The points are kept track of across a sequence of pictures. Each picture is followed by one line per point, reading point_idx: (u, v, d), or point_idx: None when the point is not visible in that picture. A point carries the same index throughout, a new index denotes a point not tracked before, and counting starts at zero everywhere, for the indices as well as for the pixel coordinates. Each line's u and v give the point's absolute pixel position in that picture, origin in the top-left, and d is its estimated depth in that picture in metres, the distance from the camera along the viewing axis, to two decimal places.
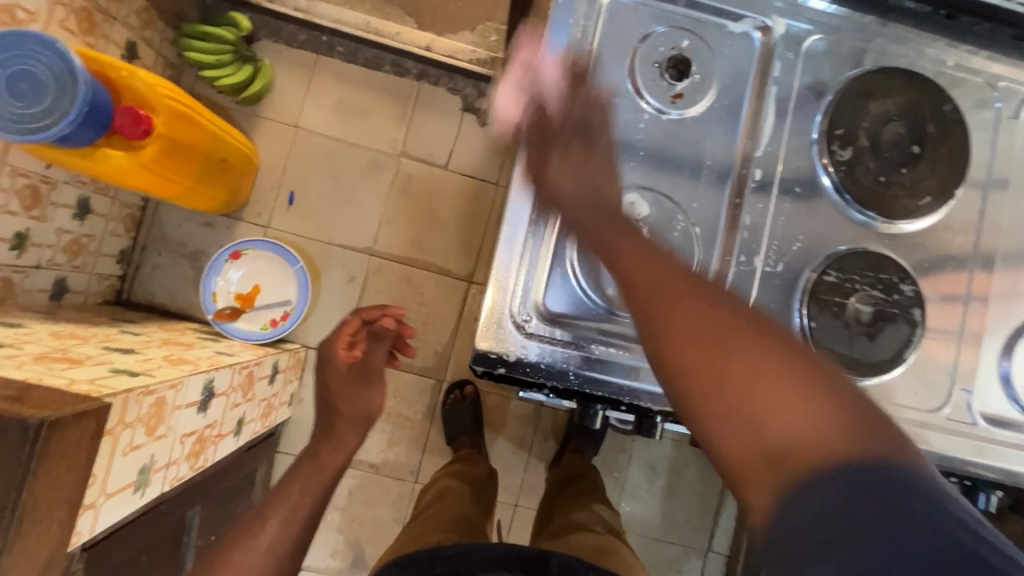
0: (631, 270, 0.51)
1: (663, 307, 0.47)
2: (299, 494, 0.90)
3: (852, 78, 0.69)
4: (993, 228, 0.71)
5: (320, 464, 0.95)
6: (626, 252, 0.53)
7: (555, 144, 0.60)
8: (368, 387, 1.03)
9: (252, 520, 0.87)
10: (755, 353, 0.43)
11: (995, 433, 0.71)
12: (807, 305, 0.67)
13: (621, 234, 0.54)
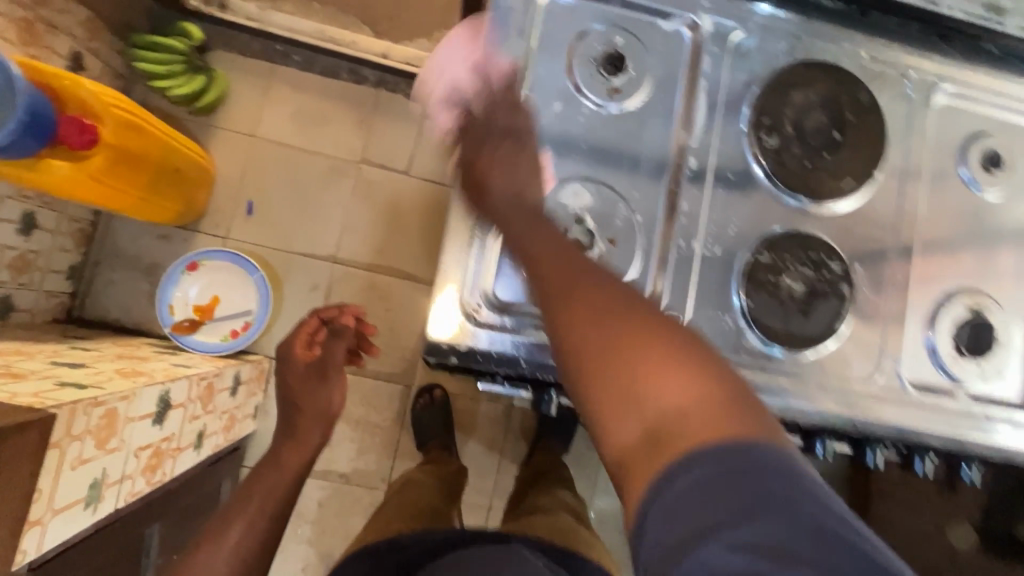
0: (540, 245, 0.58)
1: (567, 279, 0.54)
2: (262, 495, 0.93)
3: (776, 71, 0.74)
4: (911, 208, 0.76)
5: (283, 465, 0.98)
6: (539, 236, 0.59)
7: (488, 141, 0.66)
8: (325, 385, 1.04)
9: (218, 524, 0.90)
10: (642, 330, 0.48)
11: (924, 399, 0.76)
12: (744, 286, 0.71)
13: (563, 274, 0.54)
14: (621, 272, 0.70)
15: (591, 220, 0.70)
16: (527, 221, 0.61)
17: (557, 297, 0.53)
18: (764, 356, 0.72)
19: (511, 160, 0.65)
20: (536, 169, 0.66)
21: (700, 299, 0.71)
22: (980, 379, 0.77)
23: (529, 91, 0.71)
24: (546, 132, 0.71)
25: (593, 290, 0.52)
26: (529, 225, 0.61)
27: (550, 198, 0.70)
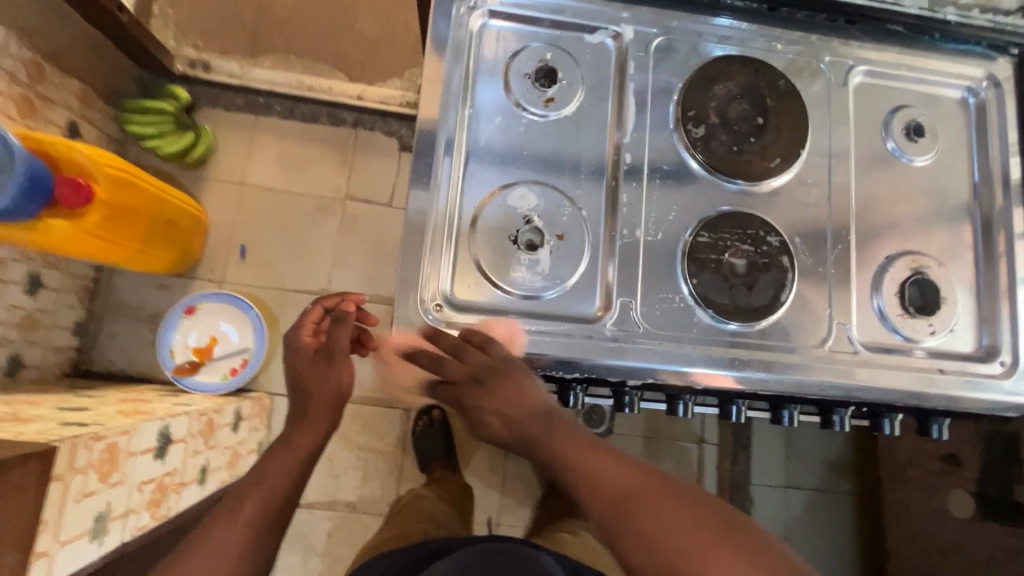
0: (587, 475, 0.59)
1: (629, 507, 0.56)
2: (268, 485, 0.82)
3: (697, 69, 0.80)
4: (841, 181, 0.82)
5: (282, 461, 0.84)
6: (581, 456, 0.60)
7: (473, 394, 0.65)
8: (334, 367, 0.87)
9: (226, 511, 0.81)
10: (699, 528, 0.54)
11: (880, 358, 0.79)
12: (688, 266, 0.75)
13: (606, 476, 0.59)
14: (572, 265, 0.75)
15: (539, 218, 0.76)
16: (563, 437, 0.62)
17: (635, 519, 0.55)
18: (718, 331, 0.75)
19: (504, 399, 0.63)
20: (524, 381, 0.65)
21: (649, 282, 0.76)
22: (933, 335, 0.80)
23: (472, 108, 0.77)
24: (490, 143, 0.77)
25: (649, 496, 0.57)
26: (566, 443, 0.61)
27: (498, 202, 0.75)
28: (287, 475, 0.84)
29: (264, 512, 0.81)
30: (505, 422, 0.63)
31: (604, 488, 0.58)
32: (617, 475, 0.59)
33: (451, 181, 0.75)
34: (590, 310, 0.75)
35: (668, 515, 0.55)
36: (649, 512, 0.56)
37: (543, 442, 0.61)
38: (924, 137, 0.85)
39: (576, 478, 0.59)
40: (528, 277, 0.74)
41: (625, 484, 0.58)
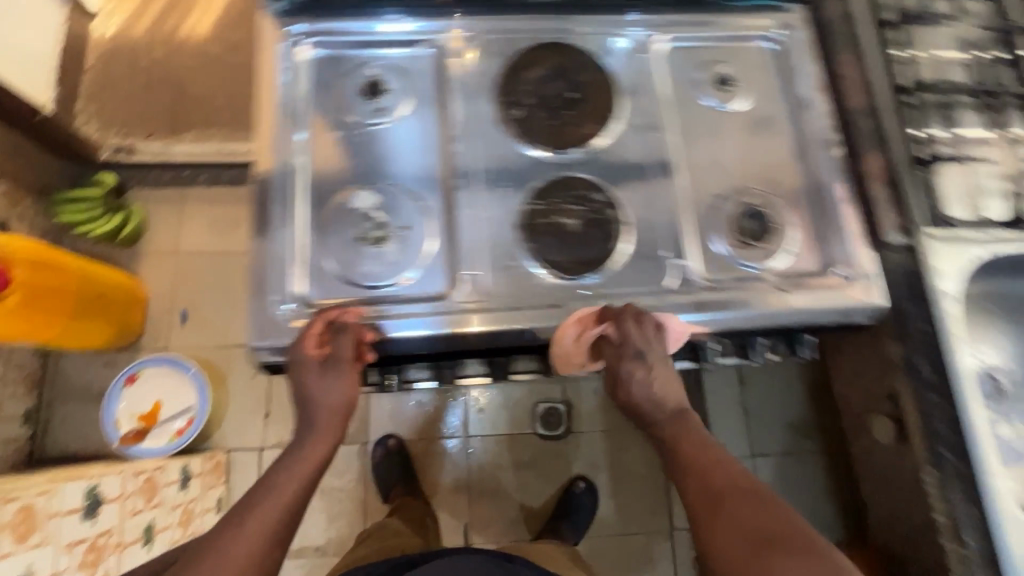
0: (692, 473, 0.67)
1: (719, 507, 0.63)
2: (270, 500, 0.67)
3: (509, 60, 0.89)
4: (659, 135, 0.89)
5: (295, 472, 0.70)
6: (690, 454, 0.69)
7: (624, 371, 0.74)
8: (327, 377, 0.73)
9: (229, 529, 0.65)
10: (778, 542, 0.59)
11: (726, 286, 0.82)
12: (524, 233, 0.81)
13: (700, 477, 0.66)
14: (417, 250, 0.81)
15: (380, 215, 0.83)
16: (682, 438, 0.71)
17: (721, 516, 0.62)
18: (562, 286, 0.80)
19: (656, 378, 0.74)
20: (672, 378, 0.74)
21: (489, 253, 0.81)
22: (774, 260, 0.85)
23: (308, 127, 0.85)
24: (329, 156, 0.85)
25: (739, 503, 0.62)
26: (678, 438, 0.71)
27: (342, 206, 0.83)
28: (292, 487, 0.69)
29: (271, 531, 0.65)
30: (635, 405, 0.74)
31: (706, 481, 0.66)
32: (721, 473, 0.66)
33: (295, 194, 0.82)
34: (436, 288, 0.80)
35: (752, 520, 0.61)
36: (730, 510, 0.62)
37: (668, 432, 0.71)
38: (733, 87, 0.93)
39: (688, 468, 0.67)
40: (376, 268, 0.80)
41: (720, 485, 0.65)
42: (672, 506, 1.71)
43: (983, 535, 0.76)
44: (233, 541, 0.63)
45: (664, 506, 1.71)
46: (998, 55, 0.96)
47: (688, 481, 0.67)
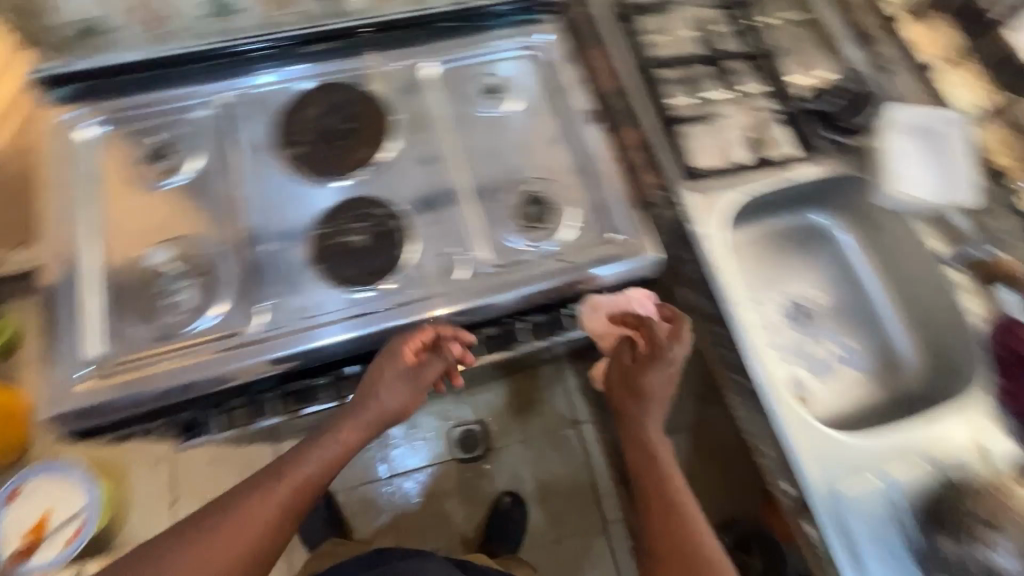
0: (642, 451, 0.81)
1: (655, 482, 0.78)
2: (313, 473, 0.75)
3: (284, 106, 0.97)
4: (434, 148, 0.98)
5: (333, 451, 0.77)
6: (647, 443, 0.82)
7: (632, 367, 0.85)
8: (409, 385, 0.81)
9: (304, 489, 0.74)
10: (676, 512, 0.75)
11: (509, 268, 0.90)
12: (314, 256, 0.87)
13: (647, 457, 0.80)
14: (213, 292, 0.85)
15: (176, 266, 0.87)
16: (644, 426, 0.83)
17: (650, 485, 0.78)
18: (356, 298, 0.85)
19: (652, 393, 0.83)
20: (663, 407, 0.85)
21: (284, 282, 0.86)
22: (556, 238, 0.94)
23: (97, 201, 0.90)
24: (121, 223, 0.89)
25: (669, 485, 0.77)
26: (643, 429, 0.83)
27: (137, 266, 0.87)
28: (323, 468, 0.76)
29: (297, 505, 0.73)
30: (614, 399, 0.87)
31: (652, 457, 0.80)
32: (670, 468, 0.79)
33: (87, 263, 0.86)
34: (236, 324, 0.83)
35: (667, 497, 0.76)
36: (673, 496, 0.76)
37: (624, 421, 0.85)
38: (502, 94, 1.03)
39: (636, 451, 0.81)
40: (175, 317, 0.83)
41: (660, 470, 0.79)
42: (601, 496, 1.64)
43: (776, 444, 0.83)
44: (272, 504, 0.71)
45: (595, 499, 1.64)
46: (732, 24, 1.09)
47: (635, 463, 0.81)
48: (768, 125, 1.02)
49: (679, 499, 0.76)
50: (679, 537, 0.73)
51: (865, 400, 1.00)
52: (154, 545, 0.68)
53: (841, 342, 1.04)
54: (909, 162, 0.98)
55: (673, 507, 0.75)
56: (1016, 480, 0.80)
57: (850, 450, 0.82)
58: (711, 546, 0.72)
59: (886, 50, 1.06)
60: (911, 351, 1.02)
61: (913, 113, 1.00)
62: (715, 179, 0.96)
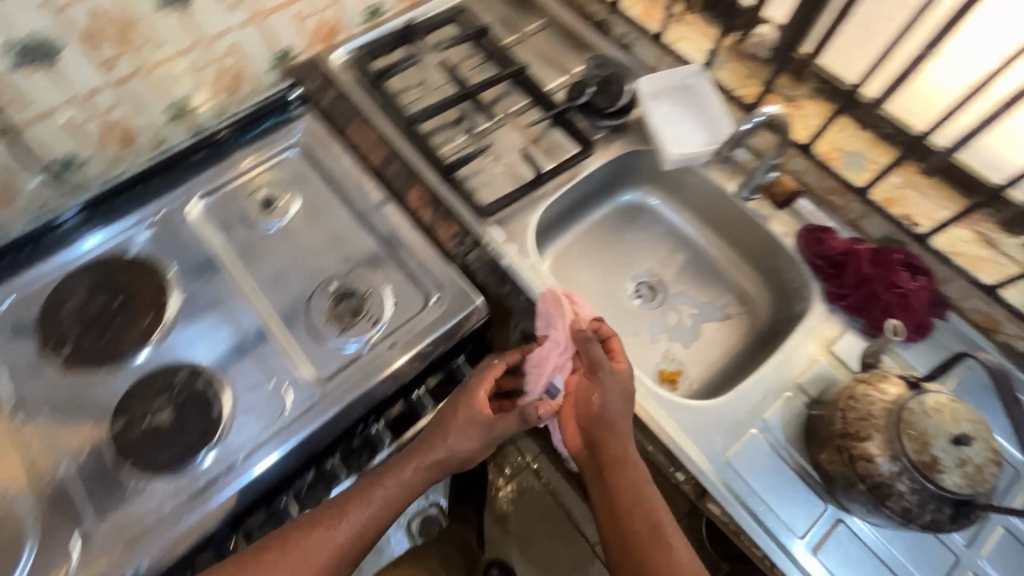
0: (621, 475, 0.77)
1: (632, 503, 0.75)
2: (374, 514, 0.76)
3: (45, 304, 0.89)
4: (224, 284, 0.93)
5: (396, 492, 0.77)
6: (625, 465, 0.77)
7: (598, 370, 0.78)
8: (482, 435, 0.80)
9: (358, 531, 0.75)
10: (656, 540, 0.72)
11: (338, 375, 0.86)
12: (120, 455, 0.78)
13: (622, 476, 0.76)
14: (12, 546, 0.73)
15: None
16: (618, 446, 0.78)
17: (630, 504, 0.75)
18: (184, 479, 0.78)
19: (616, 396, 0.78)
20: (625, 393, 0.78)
21: (94, 499, 0.76)
22: (378, 325, 0.89)
23: None
24: None
25: (649, 513, 0.75)
26: (619, 455, 0.78)
27: None
28: (383, 514, 0.76)
29: (352, 548, 0.74)
30: (608, 423, 0.78)
31: (627, 476, 0.77)
32: (657, 508, 0.75)
33: None
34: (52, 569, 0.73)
35: (642, 517, 0.74)
36: (660, 536, 0.73)
37: (608, 444, 0.79)
38: (277, 205, 0.99)
39: (619, 483, 0.76)
40: None
41: (638, 497, 0.75)
42: (578, 523, 1.50)
43: (651, 437, 0.82)
44: (323, 548, 0.73)
45: (574, 530, 1.49)
46: (480, 54, 1.13)
47: (616, 497, 0.76)
48: (543, 137, 1.05)
49: (667, 543, 0.72)
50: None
51: (734, 346, 1.02)
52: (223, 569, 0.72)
53: (693, 300, 1.08)
54: (676, 125, 1.01)
55: (662, 551, 0.71)
56: (872, 382, 0.76)
57: (720, 413, 0.83)
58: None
59: (621, 28, 1.13)
60: (755, 284, 1.05)
61: (665, 79, 1.03)
62: (512, 205, 0.98)
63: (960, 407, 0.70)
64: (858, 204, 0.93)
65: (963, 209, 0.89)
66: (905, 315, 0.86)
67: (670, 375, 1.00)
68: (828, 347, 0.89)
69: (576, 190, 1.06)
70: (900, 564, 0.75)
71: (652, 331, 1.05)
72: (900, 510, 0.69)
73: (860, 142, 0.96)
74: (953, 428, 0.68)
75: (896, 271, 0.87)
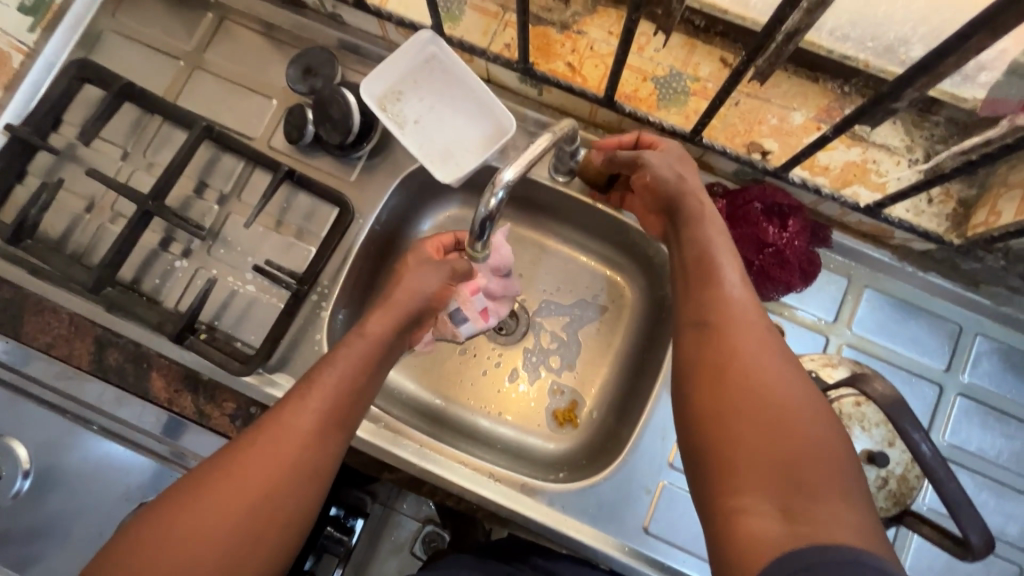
0: (706, 260, 0.58)
1: (715, 292, 0.56)
2: (352, 372, 0.59)
3: None
4: None
5: (368, 348, 0.61)
6: (706, 246, 0.59)
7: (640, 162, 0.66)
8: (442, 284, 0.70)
9: (340, 391, 0.58)
10: (750, 333, 0.52)
11: None
12: None
13: (707, 273, 0.57)
14: None
15: None
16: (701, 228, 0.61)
17: (711, 284, 0.57)
18: None
19: (682, 174, 0.64)
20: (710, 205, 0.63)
21: None
22: None
23: None
24: None
25: (750, 308, 0.55)
26: (705, 242, 0.60)
27: None
28: (361, 371, 0.60)
29: (339, 418, 0.57)
30: (675, 190, 0.63)
31: (705, 266, 0.58)
32: (715, 244, 0.59)
33: None
34: None
35: (738, 299, 0.55)
36: (711, 269, 0.57)
37: (689, 224, 0.62)
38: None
39: (686, 233, 0.61)
40: None
41: (731, 289, 0.56)
42: None
43: (559, 542, 0.71)
44: (309, 414, 0.55)
45: None
46: (152, 122, 0.80)
47: (695, 293, 0.57)
48: (284, 213, 0.77)
49: (722, 274, 0.57)
50: (730, 316, 0.54)
51: (621, 347, 0.85)
52: (187, 478, 0.52)
53: (564, 308, 0.87)
54: (438, 132, 0.73)
55: (715, 287, 0.56)
56: None
57: (620, 485, 0.70)
58: (771, 351, 0.51)
59: None
60: (600, 267, 0.88)
61: (396, 68, 0.72)
62: (285, 335, 0.73)
63: (868, 412, 0.57)
64: (694, 147, 0.71)
65: (816, 105, 0.67)
66: (786, 273, 0.69)
67: (566, 415, 0.83)
68: None
69: (362, 261, 0.79)
70: None
71: (529, 370, 0.85)
72: None
73: (669, 54, 0.70)
74: (864, 446, 0.56)
75: (761, 226, 0.69)
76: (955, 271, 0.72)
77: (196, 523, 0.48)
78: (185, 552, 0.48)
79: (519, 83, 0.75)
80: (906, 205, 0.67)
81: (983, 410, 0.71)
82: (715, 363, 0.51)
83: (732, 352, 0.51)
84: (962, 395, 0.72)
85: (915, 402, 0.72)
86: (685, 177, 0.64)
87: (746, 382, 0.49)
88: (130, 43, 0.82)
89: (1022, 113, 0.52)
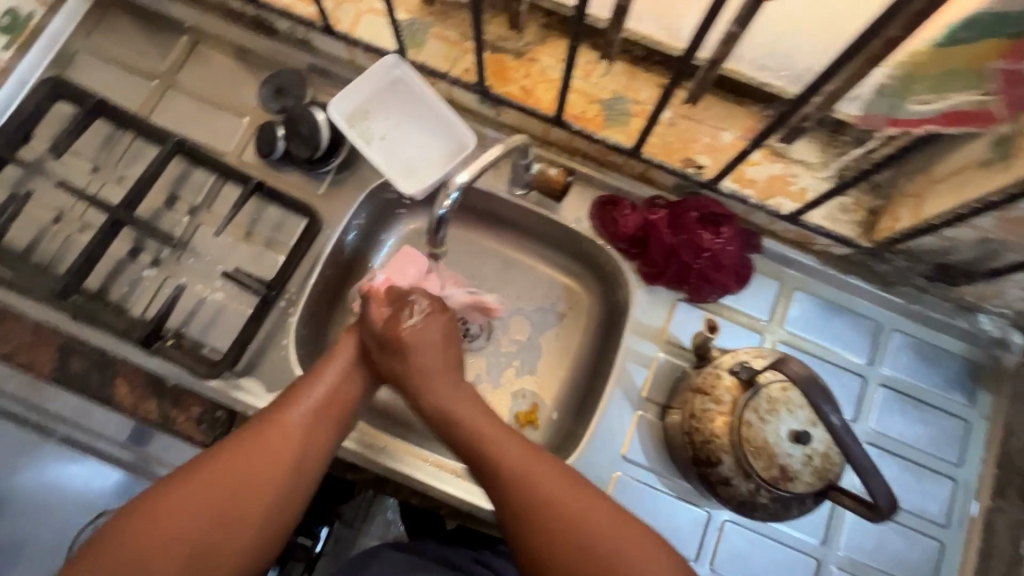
0: (483, 428, 0.64)
1: (499, 464, 0.62)
2: (337, 382, 0.66)
3: None
4: None
5: (351, 360, 0.68)
6: (475, 415, 0.65)
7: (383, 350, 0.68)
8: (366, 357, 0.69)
9: (330, 396, 0.65)
10: (544, 505, 0.59)
11: None
12: None
13: (484, 449, 0.63)
14: None
15: None
16: (463, 404, 0.66)
17: (493, 457, 0.62)
18: None
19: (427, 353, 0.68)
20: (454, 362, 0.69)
21: None
22: None
23: None
24: None
25: (529, 461, 0.62)
26: (473, 413, 0.66)
27: None
28: (347, 380, 0.67)
29: (327, 417, 0.63)
30: (413, 364, 0.68)
31: (478, 437, 0.64)
32: (474, 410, 0.66)
33: None
34: None
35: (516, 462, 0.62)
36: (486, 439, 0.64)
37: (455, 404, 0.66)
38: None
39: (449, 403, 0.67)
40: None
41: (510, 460, 0.62)
42: None
43: None
44: (300, 416, 0.62)
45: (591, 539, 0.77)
46: (123, 138, 0.83)
47: (485, 470, 0.63)
48: (254, 224, 0.80)
49: (496, 449, 0.63)
50: (529, 497, 0.60)
51: (579, 350, 0.89)
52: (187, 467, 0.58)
53: (525, 314, 0.90)
54: (403, 148, 0.78)
55: (495, 467, 0.62)
56: (707, 389, 0.68)
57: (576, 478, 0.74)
58: (573, 504, 0.59)
59: (283, 24, 0.84)
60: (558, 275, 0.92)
61: (361, 88, 0.77)
62: (253, 339, 0.76)
63: (793, 396, 0.63)
64: (637, 162, 0.78)
65: (742, 125, 0.76)
66: (722, 275, 0.76)
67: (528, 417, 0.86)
68: (663, 337, 0.79)
69: (329, 270, 0.83)
70: (787, 535, 0.74)
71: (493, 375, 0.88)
72: (769, 515, 0.65)
73: (613, 80, 0.78)
74: (790, 427, 0.61)
75: (698, 233, 0.76)
76: (871, 274, 0.80)
77: (198, 520, 0.55)
78: (188, 537, 0.54)
79: (478, 104, 0.81)
80: (823, 213, 0.76)
81: (903, 399, 0.79)
82: (543, 567, 0.58)
83: (549, 543, 0.58)
84: (883, 385, 0.79)
85: (841, 393, 0.78)
86: (429, 347, 0.68)
87: (572, 555, 0.57)
88: (105, 64, 0.85)
89: (892, 126, 0.60)
